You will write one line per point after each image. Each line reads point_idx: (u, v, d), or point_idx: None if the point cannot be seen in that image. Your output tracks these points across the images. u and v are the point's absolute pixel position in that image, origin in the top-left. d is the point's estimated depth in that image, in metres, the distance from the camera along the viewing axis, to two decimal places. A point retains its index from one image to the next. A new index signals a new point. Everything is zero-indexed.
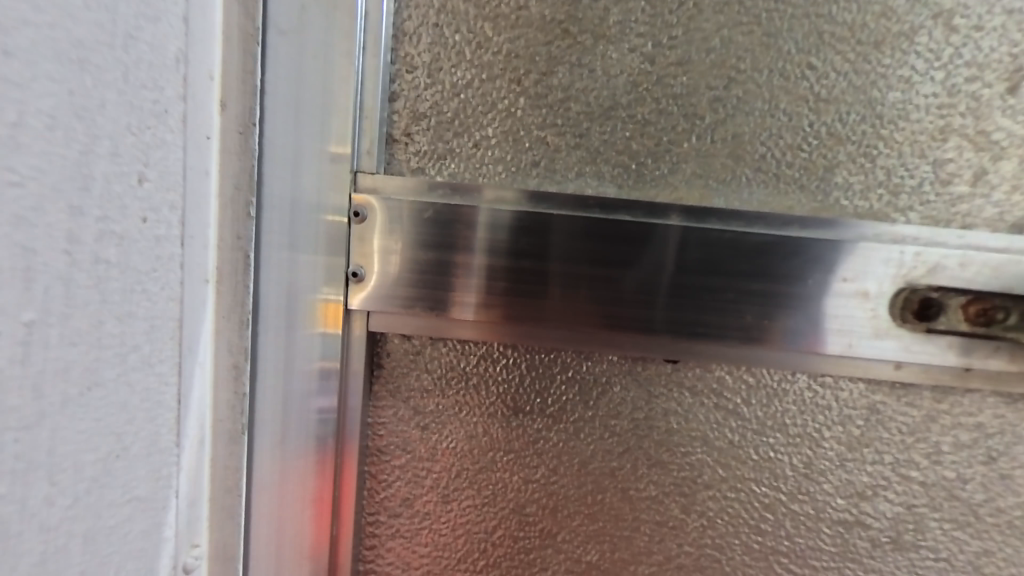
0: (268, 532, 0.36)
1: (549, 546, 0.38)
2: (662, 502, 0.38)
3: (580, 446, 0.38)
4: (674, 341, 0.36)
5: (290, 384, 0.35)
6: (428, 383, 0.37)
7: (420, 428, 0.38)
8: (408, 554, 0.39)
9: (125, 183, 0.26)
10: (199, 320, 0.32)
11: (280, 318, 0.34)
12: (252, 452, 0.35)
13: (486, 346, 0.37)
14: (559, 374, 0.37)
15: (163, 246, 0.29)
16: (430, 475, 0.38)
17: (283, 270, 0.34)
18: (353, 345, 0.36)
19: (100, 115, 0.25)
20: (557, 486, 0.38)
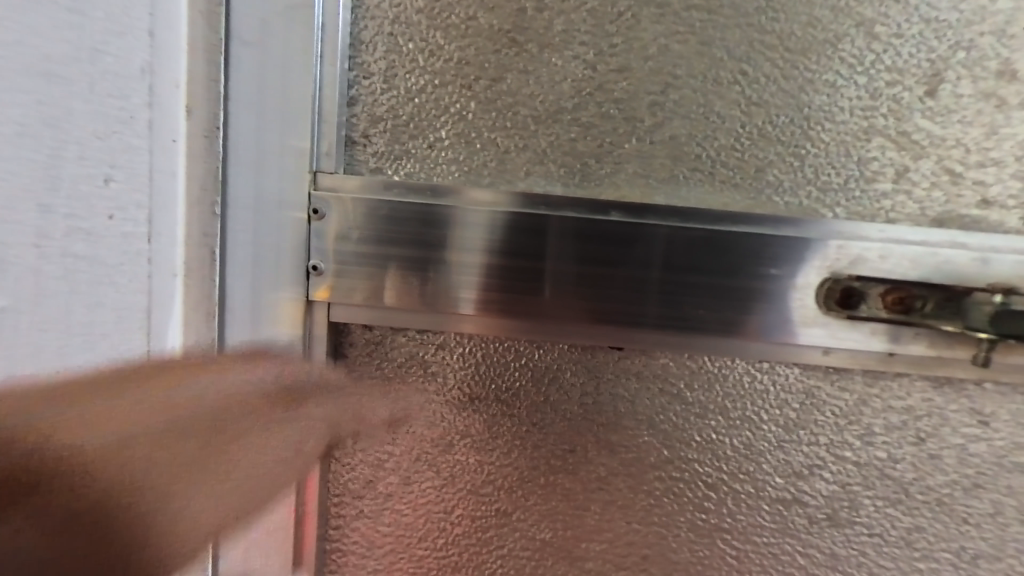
0: None
1: (504, 525, 0.41)
2: (611, 483, 0.41)
3: (533, 431, 0.40)
4: (619, 331, 0.38)
5: None
6: (388, 371, 0.40)
7: (382, 416, 0.40)
8: (371, 534, 0.41)
9: (91, 184, 0.30)
10: (167, 313, 0.34)
11: (246, 311, 0.37)
12: None
13: (442, 337, 0.39)
14: (512, 362, 0.40)
15: (131, 242, 0.32)
16: (391, 458, 0.40)
17: (247, 264, 0.36)
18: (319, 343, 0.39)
19: (70, 123, 0.29)
20: (511, 467, 0.40)
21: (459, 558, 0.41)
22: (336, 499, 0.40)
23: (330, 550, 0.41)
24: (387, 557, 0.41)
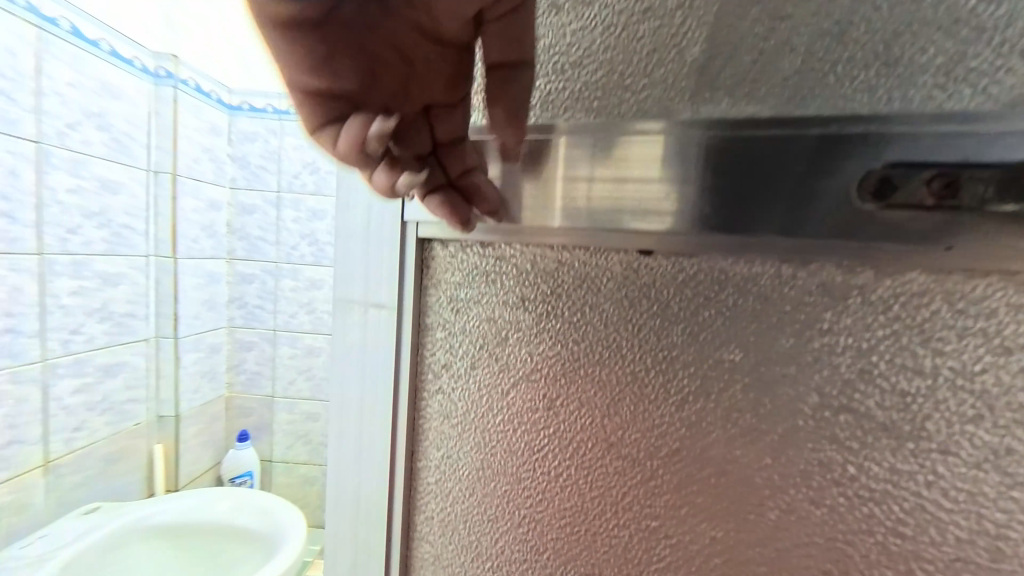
0: (357, 424, 0.55)
1: (551, 408, 0.48)
2: (646, 377, 0.45)
3: (572, 328, 0.48)
4: (646, 234, 0.44)
5: (375, 353, 0.54)
6: (460, 278, 0.51)
7: (454, 313, 0.51)
8: (447, 406, 0.52)
9: None
10: (347, 296, 0.55)
11: (368, 301, 0.54)
12: (358, 359, 0.55)
13: (499, 249, 0.49)
14: (556, 270, 0.48)
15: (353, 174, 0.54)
16: (461, 346, 0.51)
17: (383, 227, 0.53)
18: (409, 250, 0.52)
19: None
20: (556, 359, 0.48)
21: (513, 433, 0.50)
22: (423, 377, 0.53)
23: (418, 417, 0.53)
24: (457, 427, 0.52)
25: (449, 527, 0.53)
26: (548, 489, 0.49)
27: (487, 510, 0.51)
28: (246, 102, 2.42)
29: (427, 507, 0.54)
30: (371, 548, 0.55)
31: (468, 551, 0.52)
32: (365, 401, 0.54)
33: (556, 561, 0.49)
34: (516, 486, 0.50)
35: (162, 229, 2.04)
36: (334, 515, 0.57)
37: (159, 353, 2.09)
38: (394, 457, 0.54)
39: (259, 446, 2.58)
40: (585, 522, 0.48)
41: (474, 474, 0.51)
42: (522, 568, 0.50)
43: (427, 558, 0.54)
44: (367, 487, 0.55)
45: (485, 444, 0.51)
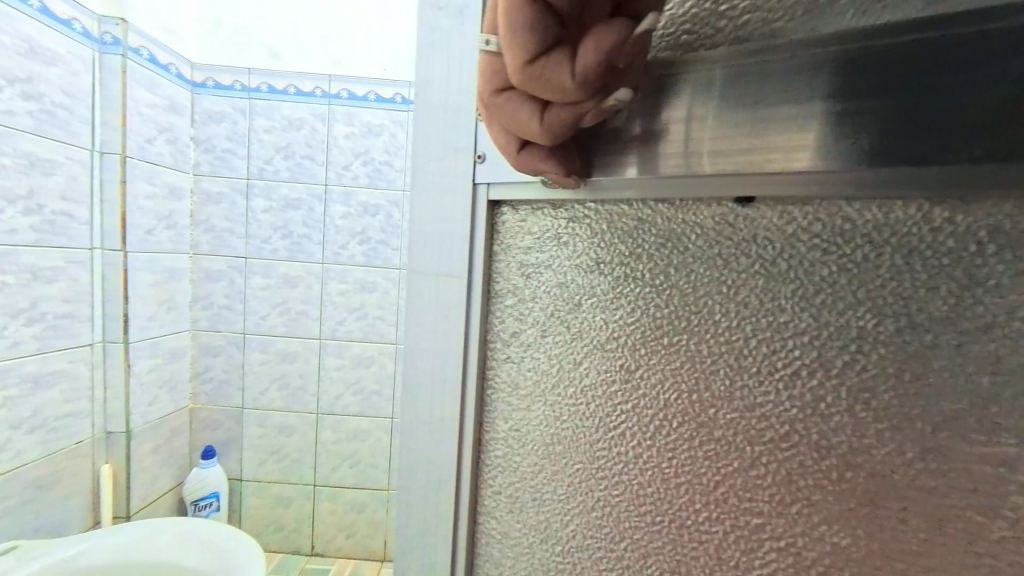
0: (422, 394, 0.55)
1: (629, 381, 0.44)
2: (745, 348, 0.39)
3: (654, 293, 0.43)
4: (738, 177, 0.38)
5: (443, 325, 0.54)
6: (531, 242, 0.50)
7: (524, 279, 0.50)
8: (516, 376, 0.51)
9: (436, 97, 0.55)
10: (416, 268, 0.56)
11: (436, 274, 0.54)
12: (425, 329, 0.55)
13: (572, 209, 0.48)
14: (636, 228, 0.44)
15: (430, 147, 0.55)
16: (532, 313, 0.50)
17: (455, 201, 0.53)
18: (480, 216, 0.52)
19: (436, 56, 0.55)
20: (634, 326, 0.44)
21: (585, 407, 0.47)
22: (492, 345, 0.53)
23: (487, 385, 0.53)
24: (527, 398, 0.50)
25: (517, 504, 0.51)
26: (625, 471, 0.45)
27: (556, 489, 0.48)
28: (212, 77, 2.11)
29: (495, 481, 0.53)
30: (440, 522, 0.54)
31: (536, 531, 0.50)
32: (436, 371, 0.54)
33: (635, 554, 0.45)
34: (588, 465, 0.47)
35: (107, 220, 1.75)
36: (404, 489, 0.56)
37: (107, 362, 1.77)
38: (463, 426, 0.53)
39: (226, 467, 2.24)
40: (668, 511, 0.43)
41: (543, 449, 0.49)
42: (595, 557, 0.47)
43: (494, 533, 0.53)
44: (436, 459, 0.54)
45: (554, 418, 0.48)
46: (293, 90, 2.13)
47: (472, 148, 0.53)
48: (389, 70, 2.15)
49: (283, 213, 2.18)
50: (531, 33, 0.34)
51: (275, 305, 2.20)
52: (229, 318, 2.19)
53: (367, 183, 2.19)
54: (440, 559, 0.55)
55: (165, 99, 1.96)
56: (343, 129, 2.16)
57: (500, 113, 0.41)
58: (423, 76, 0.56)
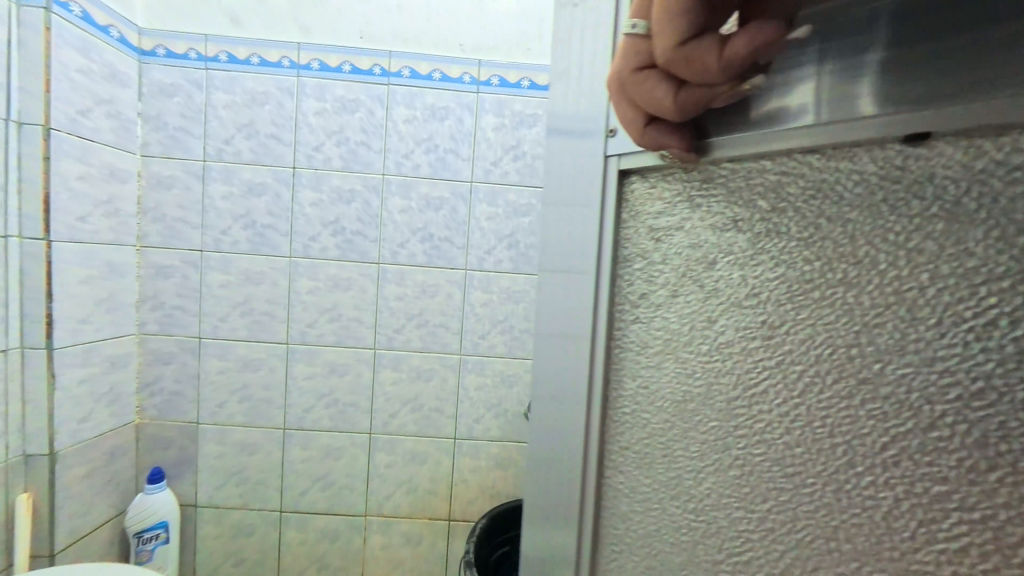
0: (552, 377, 0.62)
1: (774, 336, 0.43)
2: (922, 298, 0.35)
3: (802, 247, 0.42)
4: (912, 111, 0.34)
5: (572, 319, 0.60)
6: (661, 207, 0.52)
7: (655, 243, 0.53)
8: (644, 335, 0.54)
9: (570, 95, 0.63)
10: (549, 270, 0.63)
11: (567, 275, 0.60)
12: (556, 322, 0.62)
13: (706, 171, 0.48)
14: (778, 181, 0.43)
15: (563, 142, 0.63)
16: (661, 275, 0.52)
17: (585, 207, 0.58)
18: (609, 202, 0.56)
19: (571, 60, 0.63)
20: (778, 281, 0.43)
21: (721, 364, 0.47)
22: (619, 307, 0.56)
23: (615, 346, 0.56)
24: (657, 354, 0.52)
25: (646, 460, 0.54)
26: (769, 431, 0.43)
27: (689, 446, 0.49)
28: (161, 46, 2.06)
29: (622, 437, 0.56)
30: (566, 479, 0.60)
31: (668, 488, 0.52)
32: (564, 344, 0.61)
33: (781, 515, 0.43)
34: (724, 422, 0.46)
35: (28, 206, 1.69)
36: (537, 445, 0.65)
37: (27, 364, 1.73)
38: (591, 386, 0.57)
39: (188, 471, 2.21)
40: (823, 474, 0.40)
41: (673, 406, 0.51)
42: (737, 517, 0.46)
43: (622, 488, 0.56)
44: (563, 421, 0.61)
45: (687, 375, 0.49)
46: (257, 60, 2.08)
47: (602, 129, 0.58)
48: (362, 39, 2.11)
49: (246, 201, 2.13)
50: (686, 13, 0.40)
51: (235, 305, 2.16)
52: (179, 320, 2.15)
53: (342, 166, 2.13)
54: (566, 512, 0.60)
55: (104, 66, 1.89)
56: (311, 104, 2.10)
57: (635, 89, 0.47)
58: (556, 80, 0.65)
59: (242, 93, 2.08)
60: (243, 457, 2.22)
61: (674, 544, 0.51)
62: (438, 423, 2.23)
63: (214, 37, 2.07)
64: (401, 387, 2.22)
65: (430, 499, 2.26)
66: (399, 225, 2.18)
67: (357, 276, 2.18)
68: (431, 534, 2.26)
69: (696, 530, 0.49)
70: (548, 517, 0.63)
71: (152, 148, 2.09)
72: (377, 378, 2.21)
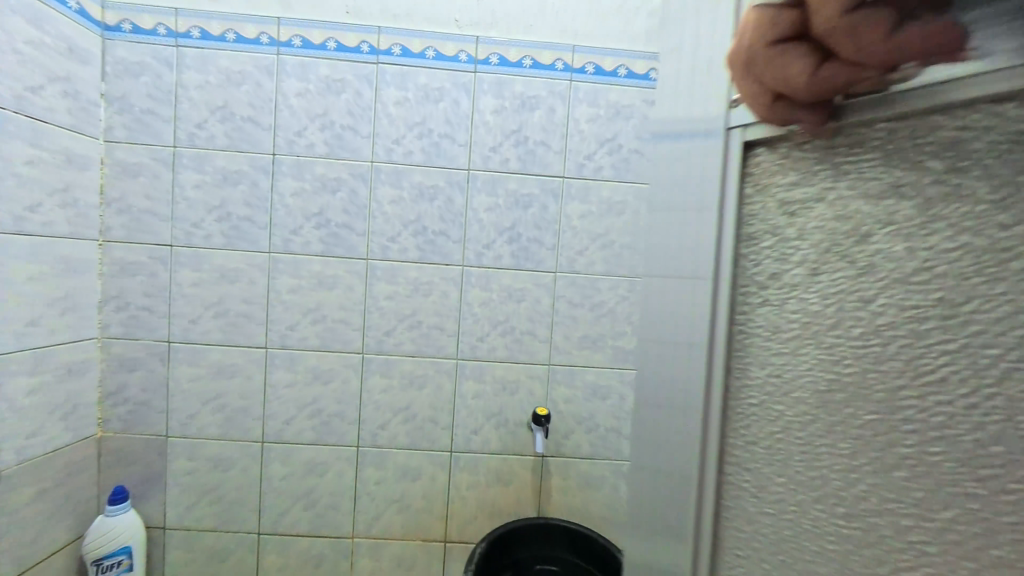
0: (660, 381, 0.61)
1: (959, 319, 0.38)
2: None
3: (995, 211, 0.37)
4: None
5: (682, 319, 0.58)
6: (794, 178, 0.49)
7: (788, 218, 0.49)
8: (777, 320, 0.50)
9: (674, 91, 0.64)
10: (658, 273, 0.62)
11: (677, 277, 0.59)
12: (666, 326, 0.60)
13: (856, 135, 0.44)
14: (955, 139, 0.38)
15: (668, 142, 0.63)
16: (799, 251, 0.48)
17: (698, 203, 0.57)
18: (728, 200, 0.53)
19: (675, 57, 0.64)
20: (965, 250, 0.38)
21: (882, 351, 0.41)
22: (743, 291, 0.52)
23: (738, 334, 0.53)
24: (792, 343, 0.48)
25: (780, 455, 0.49)
26: (955, 425, 0.38)
27: (839, 443, 0.44)
28: (127, 21, 1.87)
29: (750, 431, 0.52)
30: (677, 488, 0.58)
31: (808, 488, 0.47)
32: (673, 353, 0.59)
33: (976, 526, 0.37)
34: (892, 417, 0.41)
35: None
36: (645, 454, 0.63)
37: None
38: (710, 379, 0.54)
39: (158, 488, 2.01)
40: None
41: (815, 398, 0.46)
42: (902, 525, 0.40)
43: (749, 486, 0.52)
44: (672, 433, 0.59)
45: (835, 364, 0.45)
46: (233, 36, 1.90)
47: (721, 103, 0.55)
48: (349, 15, 1.93)
49: (219, 189, 1.94)
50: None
51: (208, 306, 1.97)
52: (148, 321, 1.96)
53: (325, 152, 1.95)
54: (678, 536, 0.57)
55: (60, 39, 1.70)
56: (293, 85, 1.92)
57: (766, 65, 0.44)
58: (664, 72, 0.66)
59: (217, 72, 1.90)
60: (219, 473, 2.02)
61: (821, 553, 0.46)
62: (432, 435, 2.05)
63: (187, 11, 1.89)
64: (392, 395, 2.03)
65: (424, 518, 2.08)
66: (389, 216, 1.98)
67: (343, 274, 1.99)
68: (425, 555, 2.08)
69: (850, 537, 0.44)
70: (654, 541, 0.60)
71: (117, 132, 1.90)
72: (364, 386, 2.02)
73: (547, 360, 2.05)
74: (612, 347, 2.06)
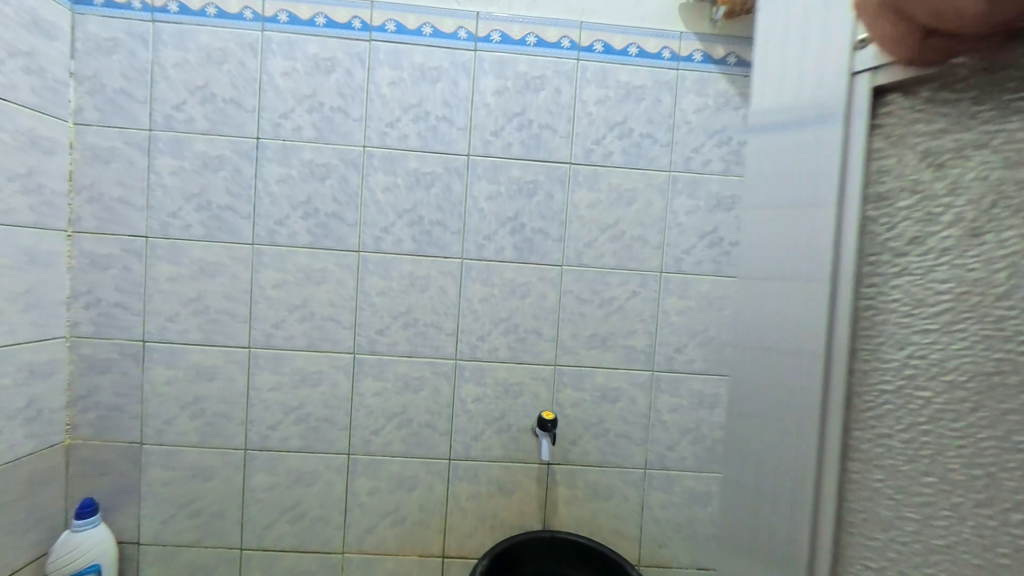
0: (766, 388, 0.57)
1: None
2: None
3: None
4: None
5: (796, 315, 0.53)
6: (936, 126, 0.46)
7: (934, 171, 0.46)
8: (920, 293, 0.46)
9: (774, 67, 0.59)
10: (760, 272, 0.58)
11: (789, 269, 0.53)
12: (773, 329, 0.56)
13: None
14: None
15: (761, 134, 0.59)
16: (946, 211, 0.45)
17: (810, 184, 0.51)
18: (852, 169, 0.48)
19: (774, 33, 0.60)
20: None
21: None
22: (873, 262, 0.48)
23: (863, 314, 0.49)
24: (943, 315, 0.45)
25: (924, 451, 0.46)
26: None
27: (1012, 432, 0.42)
28: None
29: (885, 430, 0.48)
30: (789, 504, 0.53)
31: (966, 490, 0.44)
32: (782, 362, 0.54)
33: None
34: None
35: None
36: (740, 469, 0.61)
37: None
38: (829, 378, 0.49)
39: (132, 500, 1.86)
40: None
41: (980, 380, 0.43)
42: None
43: (884, 487, 0.48)
44: (778, 436, 0.55)
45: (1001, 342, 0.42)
46: (213, 9, 1.75)
47: (847, 68, 0.48)
48: None
49: (198, 176, 1.79)
50: None
51: (187, 302, 1.82)
52: (120, 319, 1.81)
53: (313, 136, 1.80)
54: (788, 543, 0.53)
55: (22, 11, 1.56)
56: (278, 64, 1.78)
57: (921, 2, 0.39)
58: (761, 49, 0.61)
59: (197, 49, 1.76)
60: (199, 484, 1.87)
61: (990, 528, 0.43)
62: (429, 441, 1.90)
63: None
64: (385, 399, 1.88)
65: (421, 532, 1.92)
66: (382, 206, 1.83)
67: (333, 268, 1.84)
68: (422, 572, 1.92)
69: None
70: (760, 553, 0.57)
71: (88, 114, 1.75)
72: (356, 390, 1.87)
73: (553, 360, 1.90)
74: (622, 346, 1.92)
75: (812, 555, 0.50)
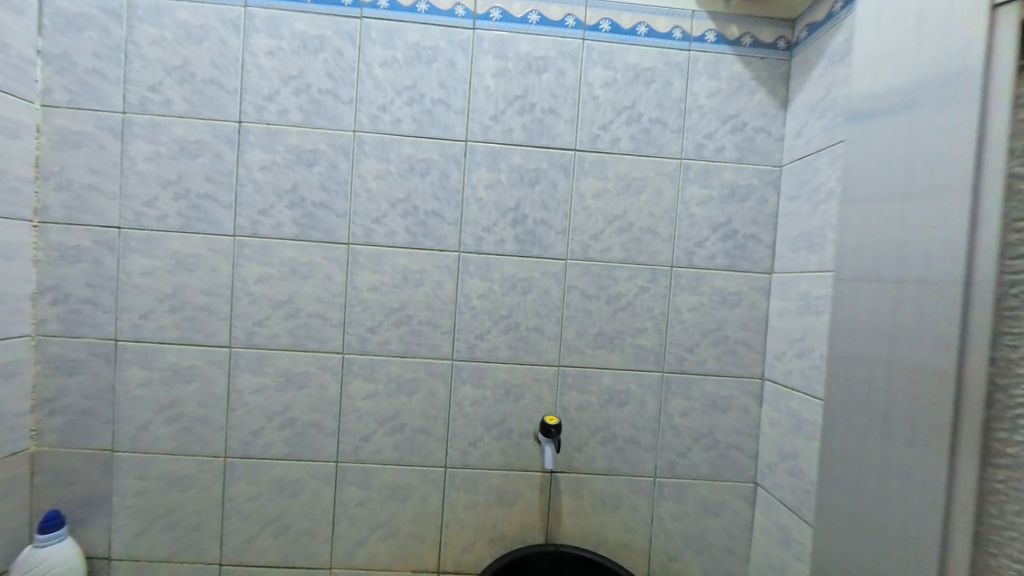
0: (884, 362, 0.66)
1: None
2: None
3: None
4: None
5: (928, 298, 0.60)
6: None
7: None
8: None
9: (880, 73, 0.67)
10: (884, 267, 0.66)
11: (923, 246, 0.60)
12: (911, 308, 0.62)
13: None
14: None
15: (860, 147, 0.69)
16: None
17: (936, 184, 0.59)
18: (992, 146, 0.54)
19: (889, 31, 0.66)
20: None
21: None
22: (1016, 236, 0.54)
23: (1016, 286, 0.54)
24: None
25: None
26: None
27: None
28: None
29: None
30: (921, 476, 0.60)
31: None
32: (913, 339, 0.62)
33: None
34: None
35: None
36: (849, 442, 0.71)
37: None
38: (965, 335, 0.56)
39: (104, 512, 1.72)
40: None
41: None
42: None
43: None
44: (908, 403, 0.62)
45: None
46: None
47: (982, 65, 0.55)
48: None
49: (176, 163, 1.67)
50: None
51: (163, 298, 1.69)
52: (91, 316, 1.68)
53: (299, 120, 1.68)
54: (920, 506, 0.60)
55: None
56: (262, 42, 1.66)
57: None
58: (860, 54, 0.71)
59: (176, 25, 1.64)
60: (175, 494, 1.73)
61: None
62: (424, 448, 1.76)
63: None
64: (376, 402, 1.75)
65: (414, 546, 1.78)
66: (373, 195, 1.71)
67: (321, 261, 1.72)
68: None
69: None
70: (879, 513, 0.66)
71: (56, 95, 1.63)
72: (345, 393, 1.74)
73: (557, 360, 1.78)
74: (631, 346, 1.79)
75: (945, 510, 0.58)
